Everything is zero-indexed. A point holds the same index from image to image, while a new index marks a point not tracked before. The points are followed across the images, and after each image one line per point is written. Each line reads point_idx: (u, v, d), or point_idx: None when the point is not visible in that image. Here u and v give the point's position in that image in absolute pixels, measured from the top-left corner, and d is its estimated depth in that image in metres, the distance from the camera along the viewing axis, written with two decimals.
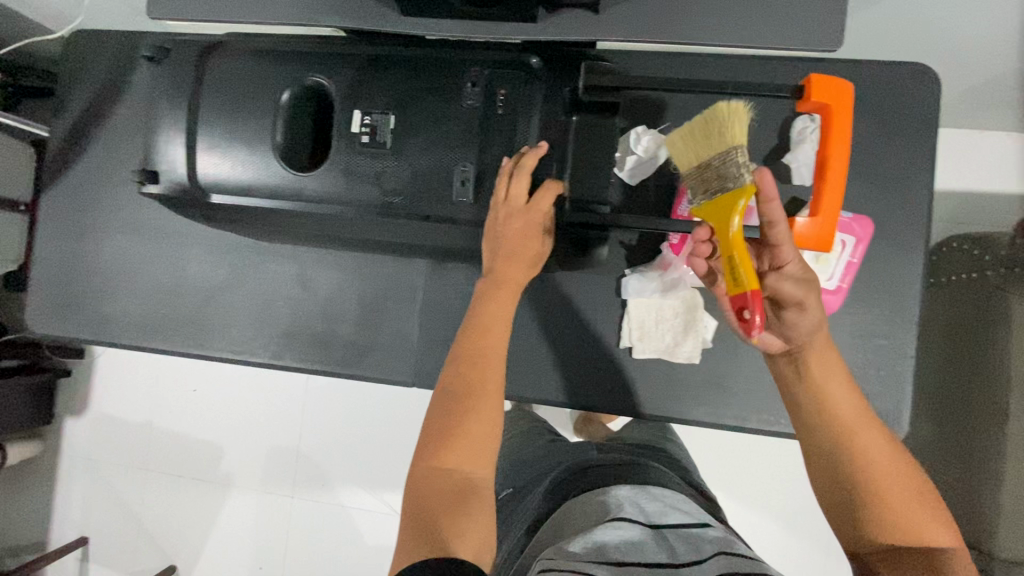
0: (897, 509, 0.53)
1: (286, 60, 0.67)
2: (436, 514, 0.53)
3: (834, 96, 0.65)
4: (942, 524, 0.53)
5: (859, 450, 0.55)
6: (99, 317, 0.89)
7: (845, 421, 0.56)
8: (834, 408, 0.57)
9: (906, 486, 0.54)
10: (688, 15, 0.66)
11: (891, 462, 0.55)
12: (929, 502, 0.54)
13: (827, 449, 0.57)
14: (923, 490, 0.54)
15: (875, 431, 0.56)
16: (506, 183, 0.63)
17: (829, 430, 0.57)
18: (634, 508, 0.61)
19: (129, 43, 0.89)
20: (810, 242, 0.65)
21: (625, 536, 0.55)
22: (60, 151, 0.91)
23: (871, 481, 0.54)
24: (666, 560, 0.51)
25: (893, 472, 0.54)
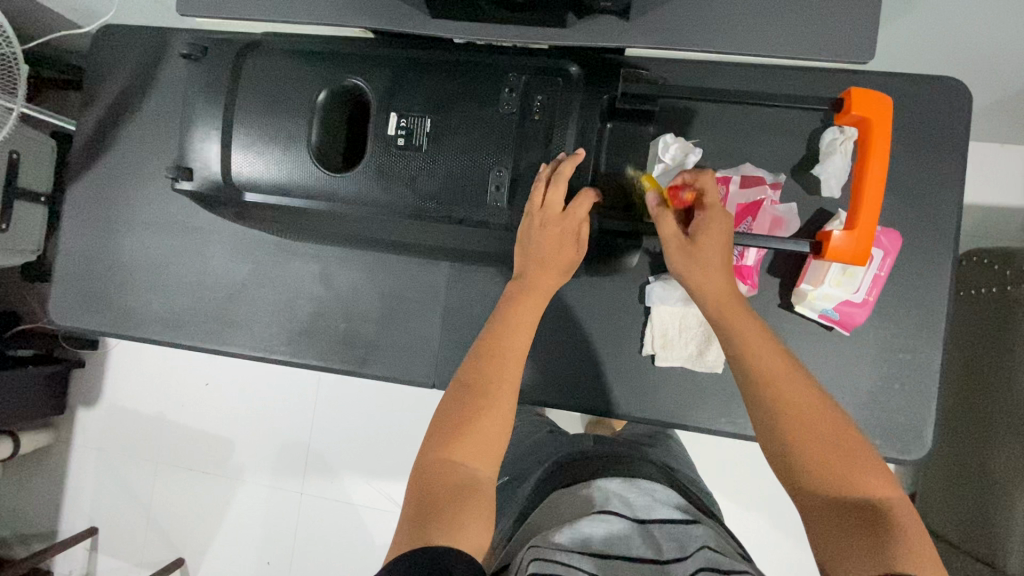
0: (833, 463, 0.52)
1: (322, 61, 0.68)
2: (436, 507, 0.50)
3: (875, 112, 0.64)
4: (882, 481, 0.51)
5: (790, 404, 0.54)
6: (121, 310, 0.90)
7: (766, 369, 0.56)
8: (763, 363, 0.57)
9: (839, 441, 0.53)
10: (722, 24, 0.66)
11: (823, 417, 0.54)
12: (866, 457, 0.52)
13: (759, 404, 0.55)
14: (854, 439, 0.53)
15: (797, 378, 0.56)
16: (543, 189, 0.63)
17: (760, 382, 0.56)
18: (620, 499, 0.62)
19: (160, 39, 0.89)
20: (845, 256, 0.65)
21: (610, 528, 0.57)
22: (88, 144, 0.91)
23: (805, 435, 0.53)
24: (649, 556, 0.54)
25: (825, 428, 0.53)
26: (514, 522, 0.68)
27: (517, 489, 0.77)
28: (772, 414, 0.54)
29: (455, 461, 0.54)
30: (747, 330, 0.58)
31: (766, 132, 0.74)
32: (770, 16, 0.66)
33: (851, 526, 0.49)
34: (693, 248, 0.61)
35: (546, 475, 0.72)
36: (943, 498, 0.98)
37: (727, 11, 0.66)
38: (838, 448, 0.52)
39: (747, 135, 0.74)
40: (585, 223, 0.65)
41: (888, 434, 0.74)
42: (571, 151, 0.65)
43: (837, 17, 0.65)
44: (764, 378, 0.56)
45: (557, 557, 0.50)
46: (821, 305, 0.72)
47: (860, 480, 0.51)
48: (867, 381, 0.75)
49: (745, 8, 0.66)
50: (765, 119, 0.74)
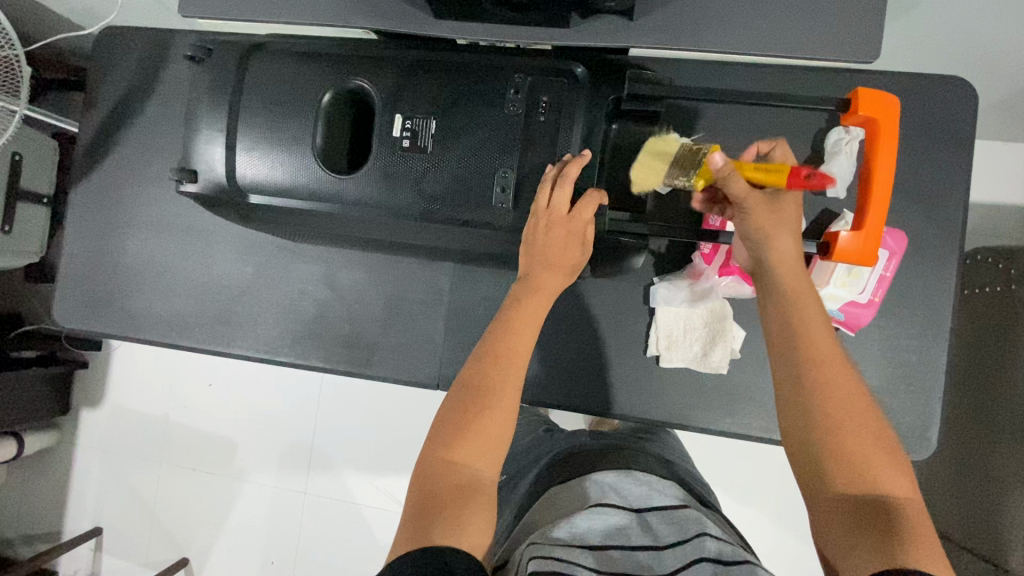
0: (858, 452, 0.50)
1: (327, 63, 0.68)
2: (439, 505, 0.50)
3: (880, 113, 0.65)
4: (903, 479, 0.50)
5: (826, 385, 0.53)
6: (125, 311, 0.90)
7: (814, 348, 0.55)
8: (808, 338, 0.55)
9: (870, 432, 0.51)
10: (726, 24, 0.66)
11: (858, 405, 0.52)
12: (892, 453, 0.51)
13: (794, 378, 0.54)
14: (884, 440, 0.51)
15: (842, 367, 0.54)
16: (548, 190, 0.63)
17: (800, 356, 0.55)
18: (617, 491, 0.63)
19: (163, 41, 0.89)
20: (853, 256, 0.65)
21: (608, 521, 0.57)
22: (91, 146, 0.91)
23: (836, 418, 0.52)
24: (647, 544, 0.54)
25: (857, 416, 0.52)
26: (514, 520, 0.68)
27: (515, 487, 0.76)
28: (807, 390, 0.53)
29: (457, 460, 0.54)
30: (800, 302, 0.57)
31: (771, 131, 0.73)
32: (775, 15, 0.66)
33: (859, 516, 0.48)
34: (778, 207, 0.60)
35: (544, 471, 0.71)
36: (948, 499, 0.98)
37: (732, 10, 0.66)
38: (867, 438, 0.51)
39: (751, 134, 0.74)
40: (591, 225, 0.65)
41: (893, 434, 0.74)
42: (577, 153, 0.65)
43: (842, 16, 0.65)
44: (807, 354, 0.55)
45: (556, 552, 0.51)
46: (827, 306, 0.72)
47: (880, 474, 0.50)
48: (872, 381, 0.75)
49: (749, 7, 0.66)
50: (770, 119, 0.73)
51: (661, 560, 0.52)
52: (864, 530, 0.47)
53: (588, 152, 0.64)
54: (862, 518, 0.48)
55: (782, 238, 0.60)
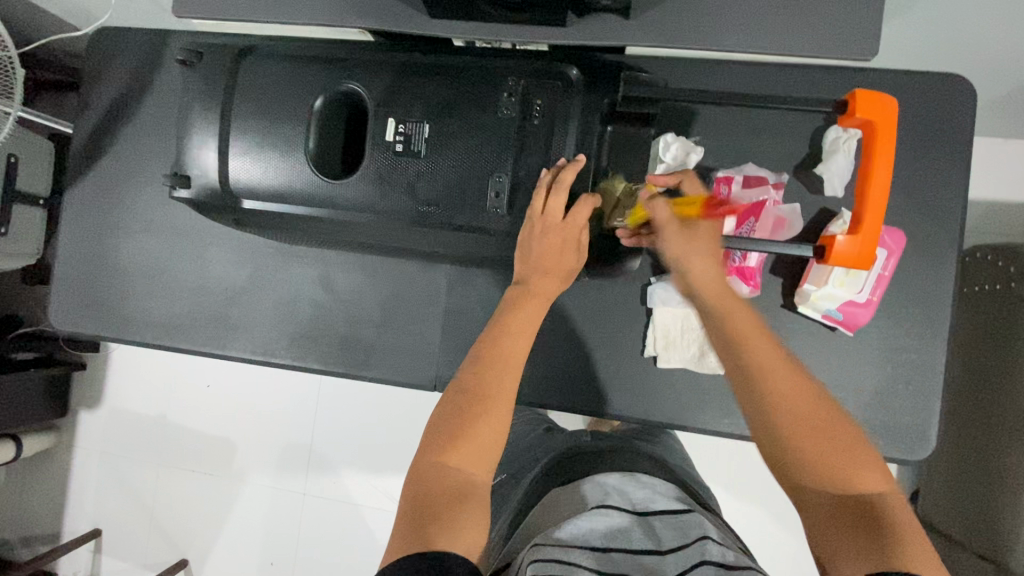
0: (829, 459, 0.50)
1: (320, 66, 0.67)
2: (434, 511, 0.50)
3: (879, 115, 0.63)
4: (877, 474, 0.50)
5: (786, 399, 0.52)
6: (121, 315, 0.89)
7: (763, 368, 0.53)
8: (759, 355, 0.54)
9: (834, 434, 0.51)
10: (722, 23, 0.65)
11: (819, 411, 0.52)
12: (860, 449, 0.51)
13: (754, 401, 0.53)
14: (851, 440, 0.51)
15: (796, 380, 0.53)
16: (543, 197, 0.62)
17: (756, 376, 0.53)
18: (619, 493, 0.62)
19: (156, 42, 0.88)
20: (848, 260, 0.64)
21: (610, 522, 0.57)
22: (86, 149, 0.91)
23: (802, 432, 0.51)
24: (649, 547, 0.54)
25: (821, 421, 0.52)
26: (512, 522, 0.67)
27: (514, 488, 0.76)
28: (768, 410, 0.52)
29: (452, 468, 0.54)
30: (738, 319, 0.56)
31: (768, 131, 0.73)
32: (772, 14, 0.65)
33: (845, 522, 0.49)
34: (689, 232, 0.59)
35: (543, 473, 0.71)
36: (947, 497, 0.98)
37: (729, 10, 0.65)
38: (835, 441, 0.51)
39: (748, 135, 0.73)
40: (585, 230, 0.65)
41: (891, 434, 0.74)
42: (572, 158, 0.65)
43: (840, 14, 0.64)
44: (760, 373, 0.53)
45: (557, 554, 0.50)
46: (824, 306, 0.72)
47: (855, 474, 0.50)
48: (871, 381, 0.75)
49: (746, 6, 0.65)
50: (767, 119, 0.73)
51: (663, 563, 0.52)
52: (854, 537, 0.47)
53: (583, 157, 0.63)
54: (848, 524, 0.48)
55: (697, 262, 0.58)
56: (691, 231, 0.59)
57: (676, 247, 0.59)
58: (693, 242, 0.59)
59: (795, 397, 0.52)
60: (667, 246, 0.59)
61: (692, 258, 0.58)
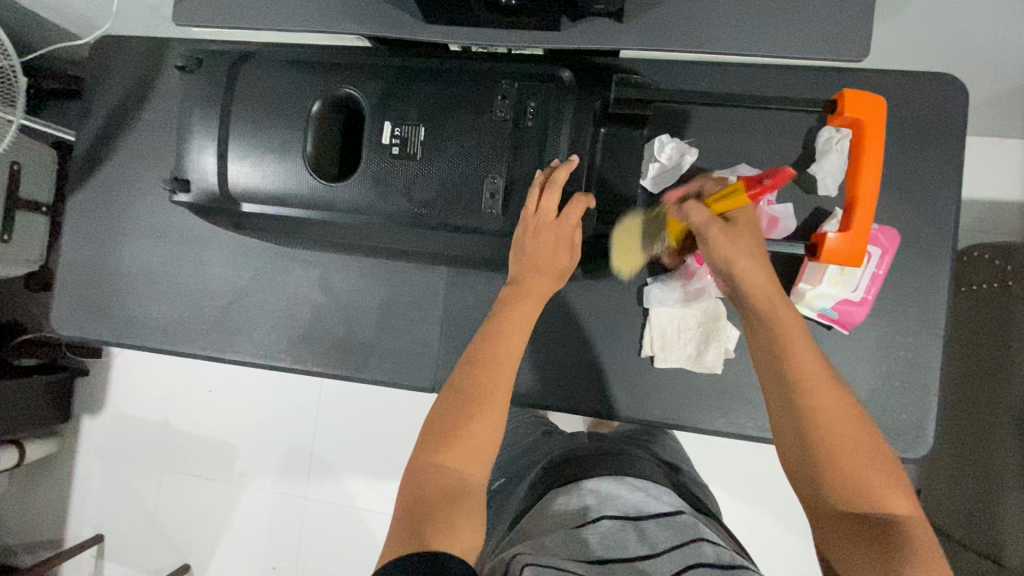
0: (859, 474, 0.51)
1: (317, 71, 0.68)
2: (429, 512, 0.50)
3: (867, 113, 0.65)
4: (902, 494, 0.51)
5: (819, 409, 0.53)
6: (123, 319, 0.90)
7: (803, 376, 0.54)
8: (797, 362, 0.55)
9: (863, 450, 0.52)
10: (714, 26, 0.66)
11: (851, 426, 0.53)
12: (889, 469, 0.52)
13: (788, 404, 0.54)
14: (884, 460, 0.52)
15: (835, 391, 0.54)
16: (536, 195, 0.63)
17: (792, 383, 0.55)
18: (613, 498, 0.62)
19: (157, 49, 0.90)
20: (840, 256, 0.65)
21: (605, 531, 0.57)
22: (87, 155, 0.92)
23: (832, 442, 0.52)
24: (644, 551, 0.54)
25: (852, 435, 0.52)
26: (509, 525, 0.68)
27: (514, 489, 0.77)
28: (800, 415, 0.53)
29: (447, 468, 0.54)
30: (788, 329, 0.56)
31: (760, 132, 0.74)
32: (763, 16, 0.66)
33: (863, 532, 0.49)
34: (733, 228, 0.60)
35: (541, 477, 0.71)
36: (949, 497, 0.98)
37: (720, 13, 0.66)
38: (864, 457, 0.52)
39: (742, 135, 0.74)
40: (578, 228, 0.65)
41: (889, 432, 0.74)
42: (565, 158, 0.66)
43: (830, 15, 0.65)
44: (794, 378, 0.54)
45: (553, 561, 0.51)
46: (819, 305, 0.72)
47: (879, 491, 0.51)
48: (867, 379, 0.75)
49: (737, 9, 0.66)
50: (760, 119, 0.74)
51: (659, 565, 0.52)
52: (868, 546, 0.48)
53: (576, 157, 0.64)
54: (865, 534, 0.49)
55: (745, 260, 0.58)
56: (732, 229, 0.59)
57: (722, 245, 0.58)
58: (737, 240, 0.59)
59: (827, 410, 0.53)
60: (715, 246, 0.59)
61: (744, 258, 0.58)
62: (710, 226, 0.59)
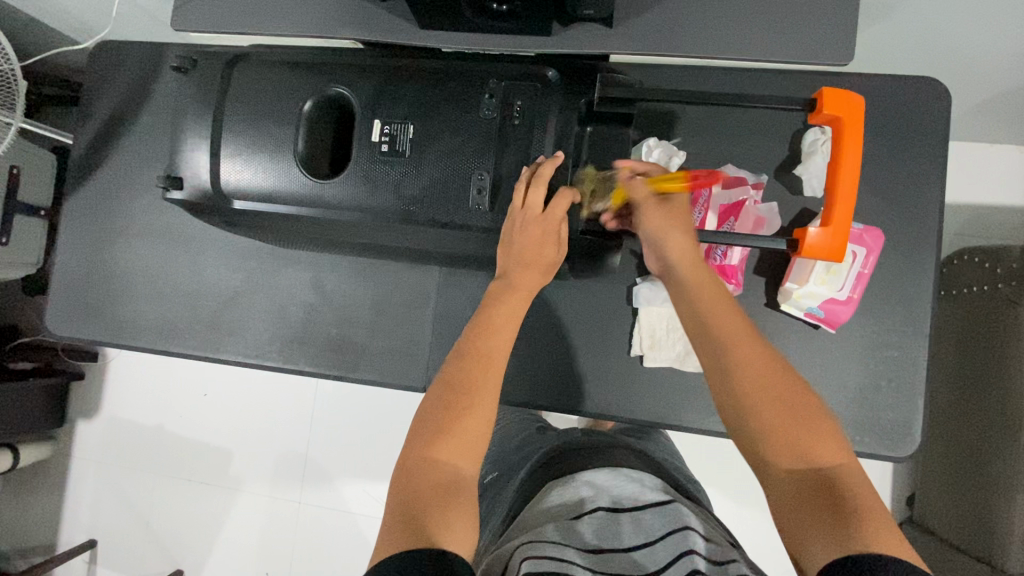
0: (792, 431, 0.52)
1: (309, 72, 0.69)
2: (423, 501, 0.51)
3: (846, 111, 0.65)
4: (839, 450, 0.51)
5: (750, 377, 0.54)
6: (117, 320, 0.91)
7: (723, 328, 0.58)
8: (721, 321, 0.58)
9: (789, 403, 0.53)
10: (698, 30, 0.68)
11: (778, 384, 0.54)
12: (826, 427, 0.52)
13: (720, 379, 0.56)
14: (816, 414, 0.53)
15: (752, 345, 0.57)
16: (524, 191, 0.64)
17: (721, 346, 0.57)
18: (605, 489, 0.63)
19: (154, 54, 0.91)
20: (822, 252, 0.65)
21: (599, 522, 0.57)
22: (85, 158, 0.93)
23: (754, 390, 0.54)
24: (639, 541, 0.54)
25: (778, 391, 0.54)
26: (502, 522, 0.68)
27: (504, 489, 0.77)
28: (732, 386, 0.55)
29: (440, 458, 0.55)
30: (717, 307, 0.59)
31: (744, 134, 0.75)
32: (746, 21, 0.67)
33: (808, 498, 0.48)
34: (667, 207, 0.65)
35: (534, 473, 0.72)
36: (945, 501, 0.97)
37: (704, 18, 0.68)
38: (798, 417, 0.52)
39: (727, 136, 0.75)
40: (565, 223, 0.66)
41: (876, 431, 0.75)
42: (551, 155, 0.66)
43: (812, 20, 0.66)
44: (724, 349, 0.56)
45: (550, 554, 0.50)
46: (806, 304, 0.72)
47: (815, 447, 0.51)
48: (855, 378, 0.76)
49: (720, 14, 0.68)
50: (744, 122, 0.75)
51: (654, 554, 0.52)
52: (812, 509, 0.48)
53: (562, 153, 0.66)
54: (808, 496, 0.49)
55: (674, 235, 0.64)
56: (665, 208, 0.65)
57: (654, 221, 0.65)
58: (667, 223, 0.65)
59: (752, 366, 0.55)
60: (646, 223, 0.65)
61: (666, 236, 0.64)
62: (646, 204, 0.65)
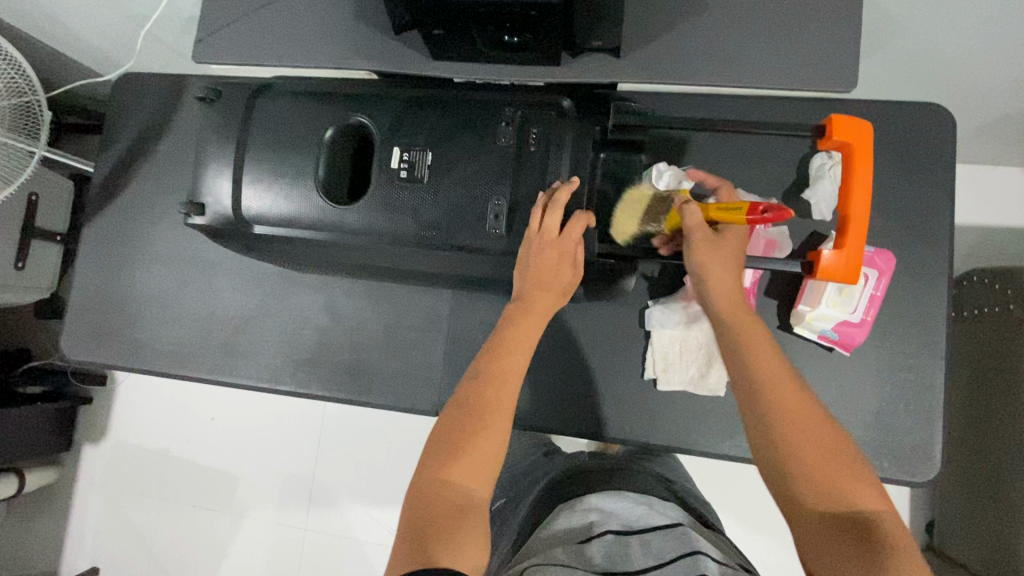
0: (829, 475, 0.51)
1: (330, 102, 0.71)
2: (434, 524, 0.51)
3: (856, 136, 0.67)
4: (873, 492, 0.51)
5: (791, 419, 0.54)
6: (131, 343, 0.91)
7: (761, 370, 0.56)
8: (761, 361, 0.57)
9: (830, 448, 0.53)
10: (705, 60, 0.70)
11: (817, 426, 0.53)
12: (859, 469, 0.52)
13: (759, 416, 0.55)
14: (849, 457, 0.52)
15: (791, 387, 0.56)
16: (540, 215, 0.65)
17: (759, 388, 0.56)
18: (616, 512, 0.62)
19: (176, 85, 0.94)
20: (837, 273, 0.66)
21: (608, 545, 0.56)
22: (105, 184, 0.95)
23: (796, 434, 0.53)
24: (649, 565, 0.53)
25: (818, 435, 0.53)
26: (512, 548, 0.66)
27: (514, 514, 0.75)
28: (773, 425, 0.54)
29: (450, 481, 0.54)
30: (755, 347, 0.58)
31: (754, 159, 0.76)
32: (752, 51, 0.69)
33: (846, 542, 0.49)
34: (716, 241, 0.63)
35: (546, 497, 0.71)
36: (966, 529, 0.95)
37: (711, 48, 0.70)
38: (837, 462, 0.52)
39: (735, 161, 0.77)
40: (581, 246, 0.67)
41: (894, 455, 0.74)
42: (566, 180, 0.68)
43: (816, 49, 0.68)
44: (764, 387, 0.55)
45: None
46: (819, 326, 0.72)
47: (852, 490, 0.51)
48: (871, 401, 0.75)
49: (727, 44, 0.70)
50: (753, 148, 0.77)
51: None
52: (852, 553, 0.48)
53: (577, 179, 0.66)
54: (848, 542, 0.49)
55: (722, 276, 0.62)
56: (719, 240, 0.63)
57: (706, 258, 0.62)
58: (722, 249, 0.63)
59: (794, 408, 0.54)
60: (695, 258, 0.63)
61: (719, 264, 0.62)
62: (701, 233, 0.62)
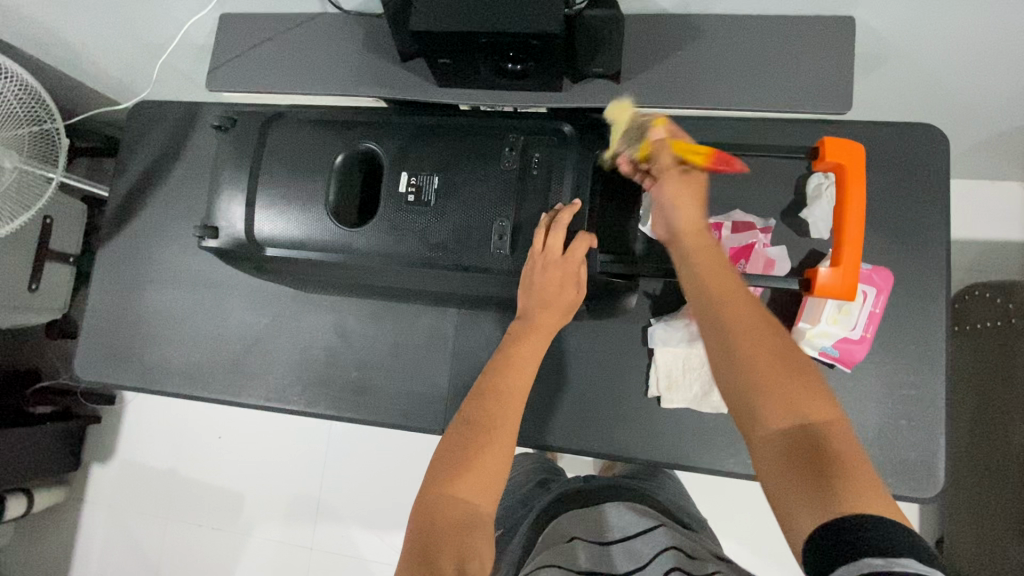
0: (783, 389, 0.51)
1: (341, 130, 0.74)
2: (438, 541, 0.51)
3: (846, 157, 0.68)
4: (828, 409, 0.50)
5: (748, 338, 0.53)
6: (142, 364, 0.93)
7: (722, 290, 0.56)
8: (722, 283, 0.57)
9: (785, 364, 0.52)
10: (700, 85, 0.73)
11: (774, 344, 0.53)
12: (815, 387, 0.51)
13: (718, 333, 0.55)
14: (806, 373, 0.52)
15: (751, 306, 0.55)
16: (543, 235, 0.66)
17: (719, 309, 0.56)
18: (599, 519, 0.66)
19: (190, 112, 0.98)
20: (834, 292, 0.67)
21: (590, 549, 0.60)
22: (120, 208, 0.98)
23: (751, 350, 0.52)
24: (631, 566, 0.57)
25: (774, 351, 0.52)
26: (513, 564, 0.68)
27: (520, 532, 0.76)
28: (729, 341, 0.54)
29: (457, 496, 0.55)
30: (718, 273, 0.58)
31: (751, 178, 0.78)
32: (745, 76, 0.72)
33: (798, 459, 0.48)
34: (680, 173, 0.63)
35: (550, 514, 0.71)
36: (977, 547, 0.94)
37: (705, 74, 0.73)
38: (793, 378, 0.51)
39: (733, 181, 0.79)
40: (584, 265, 0.68)
41: (899, 471, 0.74)
42: (568, 203, 0.70)
43: (807, 73, 0.71)
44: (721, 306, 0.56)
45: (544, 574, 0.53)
46: (820, 343, 0.73)
47: (807, 407, 0.50)
48: (874, 417, 0.75)
49: (721, 70, 0.72)
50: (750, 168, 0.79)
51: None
52: (803, 469, 0.47)
53: (579, 201, 0.68)
54: (800, 458, 0.48)
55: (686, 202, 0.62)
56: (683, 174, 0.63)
57: (670, 188, 0.62)
58: (684, 182, 0.62)
59: (749, 324, 0.54)
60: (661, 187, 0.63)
61: (681, 195, 0.62)
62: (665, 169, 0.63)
